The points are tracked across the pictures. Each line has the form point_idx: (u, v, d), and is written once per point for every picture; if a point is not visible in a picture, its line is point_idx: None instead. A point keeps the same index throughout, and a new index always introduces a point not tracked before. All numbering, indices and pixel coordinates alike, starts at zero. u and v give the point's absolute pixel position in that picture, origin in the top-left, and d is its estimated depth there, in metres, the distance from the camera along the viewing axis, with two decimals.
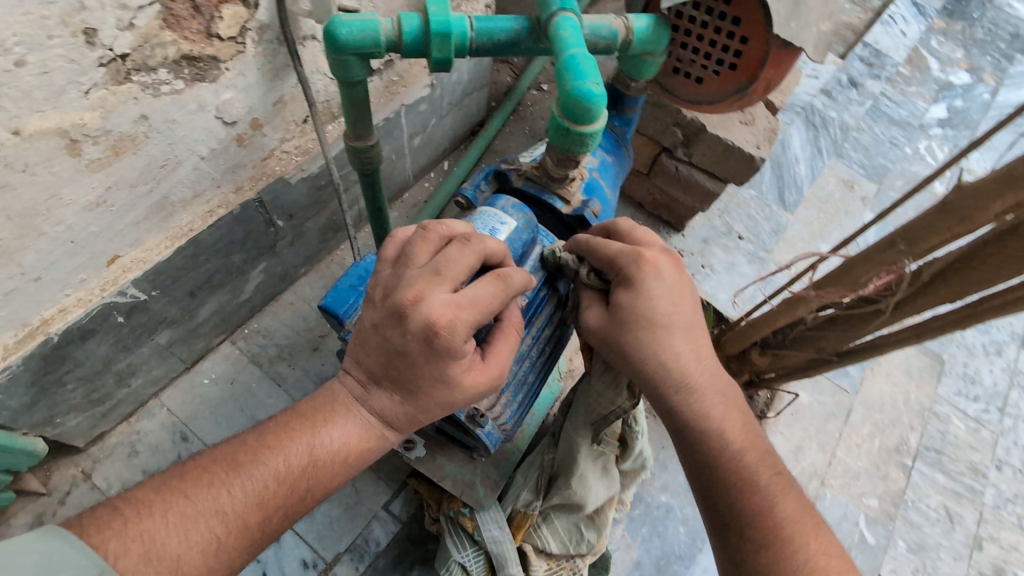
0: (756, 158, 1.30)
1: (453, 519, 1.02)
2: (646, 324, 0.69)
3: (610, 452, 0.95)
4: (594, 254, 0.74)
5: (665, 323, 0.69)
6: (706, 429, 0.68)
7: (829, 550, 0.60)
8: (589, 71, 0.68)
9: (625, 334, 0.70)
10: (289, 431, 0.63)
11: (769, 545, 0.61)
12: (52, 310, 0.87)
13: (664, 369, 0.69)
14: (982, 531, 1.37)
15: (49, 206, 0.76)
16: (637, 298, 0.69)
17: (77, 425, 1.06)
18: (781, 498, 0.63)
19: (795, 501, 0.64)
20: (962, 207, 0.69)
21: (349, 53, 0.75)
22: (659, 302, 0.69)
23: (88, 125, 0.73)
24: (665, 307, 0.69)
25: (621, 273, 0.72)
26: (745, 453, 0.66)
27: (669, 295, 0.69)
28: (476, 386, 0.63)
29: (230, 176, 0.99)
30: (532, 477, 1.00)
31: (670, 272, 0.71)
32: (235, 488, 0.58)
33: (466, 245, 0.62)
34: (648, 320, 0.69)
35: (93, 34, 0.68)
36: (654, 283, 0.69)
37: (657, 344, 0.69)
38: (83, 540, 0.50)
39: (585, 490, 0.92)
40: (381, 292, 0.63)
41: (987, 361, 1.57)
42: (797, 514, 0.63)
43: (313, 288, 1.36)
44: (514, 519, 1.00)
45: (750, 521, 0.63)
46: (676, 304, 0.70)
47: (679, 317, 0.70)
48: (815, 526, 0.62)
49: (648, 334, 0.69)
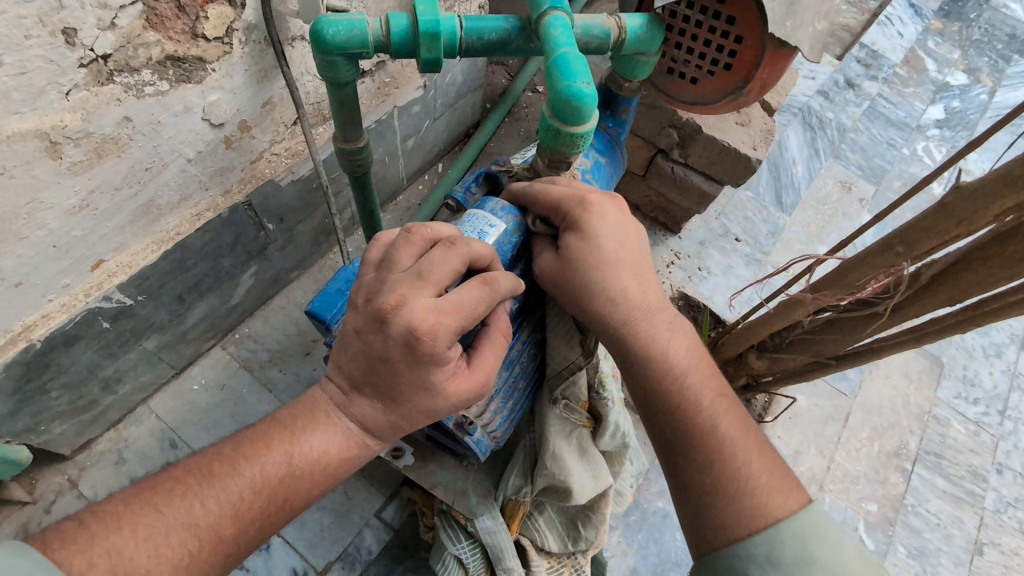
0: (753, 159, 1.29)
1: (447, 514, 1.02)
2: (592, 261, 0.69)
3: (580, 424, 0.89)
4: (539, 201, 0.74)
5: (609, 260, 0.70)
6: (654, 360, 0.68)
7: (772, 470, 0.63)
8: (580, 71, 0.67)
9: (572, 273, 0.70)
10: (266, 440, 0.61)
11: (713, 466, 0.63)
12: (34, 316, 0.85)
13: (611, 303, 0.69)
14: (983, 536, 1.35)
15: (29, 210, 0.75)
16: (584, 239, 0.70)
17: (62, 432, 1.05)
18: (726, 422, 0.66)
19: (741, 426, 0.66)
20: (962, 208, 0.68)
21: (337, 53, 0.74)
22: (604, 241, 0.70)
23: (69, 128, 0.72)
24: (609, 244, 0.70)
25: (566, 217, 0.72)
26: (692, 380, 0.68)
27: (614, 235, 0.70)
28: (460, 393, 0.61)
29: (218, 179, 0.98)
30: (517, 461, 0.94)
31: (610, 212, 0.71)
32: (209, 499, 0.57)
33: (451, 248, 0.60)
34: (592, 258, 0.69)
35: (72, 35, 0.66)
36: (597, 224, 0.70)
37: (607, 284, 0.69)
38: (46, 556, 0.48)
39: (562, 468, 0.87)
40: (363, 296, 0.61)
41: (987, 363, 1.56)
42: (742, 438, 0.65)
43: (305, 292, 1.34)
44: (507, 509, 0.99)
45: (695, 445, 0.65)
46: (623, 243, 0.71)
47: (623, 254, 0.70)
48: (757, 447, 0.65)
49: (595, 274, 0.69)
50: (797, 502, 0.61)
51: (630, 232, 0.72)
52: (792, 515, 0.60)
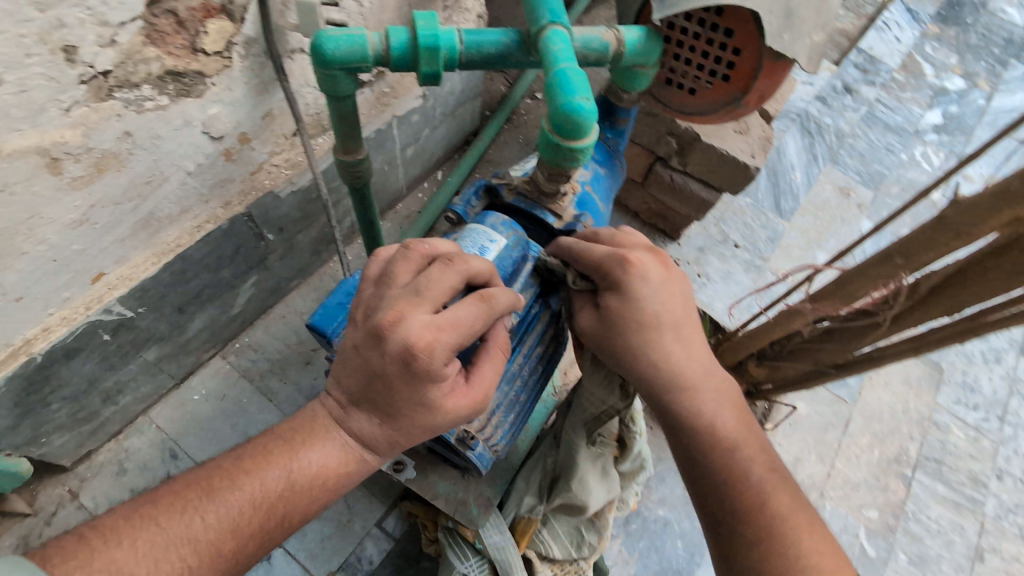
0: (751, 167, 1.29)
1: (452, 531, 1.01)
2: (637, 322, 0.70)
3: (609, 453, 0.97)
4: (580, 259, 0.74)
5: (653, 322, 0.70)
6: (698, 421, 0.69)
7: (820, 539, 0.61)
8: (580, 86, 0.67)
9: (618, 333, 0.71)
10: (266, 454, 0.61)
11: (759, 530, 0.62)
12: (34, 330, 0.85)
13: (656, 365, 0.70)
14: (984, 542, 1.35)
15: (30, 225, 0.75)
16: (631, 301, 0.70)
17: (62, 444, 1.05)
18: (772, 488, 0.64)
19: (788, 492, 0.65)
20: (959, 222, 0.68)
21: (337, 67, 0.74)
22: (647, 303, 0.70)
23: (69, 143, 0.72)
24: (655, 307, 0.70)
25: (608, 279, 0.71)
26: (736, 443, 0.67)
27: (657, 295, 0.70)
28: (458, 410, 0.61)
29: (218, 191, 0.98)
30: (534, 480, 1.02)
31: (654, 272, 0.71)
32: (208, 514, 0.57)
33: (448, 265, 0.60)
34: (638, 320, 0.70)
35: (72, 52, 0.66)
36: (643, 287, 0.70)
37: (652, 345, 0.70)
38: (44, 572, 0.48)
39: (586, 492, 0.94)
40: (362, 312, 0.61)
41: (987, 368, 1.56)
42: (792, 512, 0.63)
43: (305, 301, 1.34)
44: (516, 526, 1.00)
45: (739, 508, 0.64)
46: (670, 306, 0.71)
47: (670, 316, 0.71)
48: (805, 514, 0.63)
49: (640, 336, 0.70)
50: None
51: (675, 290, 0.72)
52: None
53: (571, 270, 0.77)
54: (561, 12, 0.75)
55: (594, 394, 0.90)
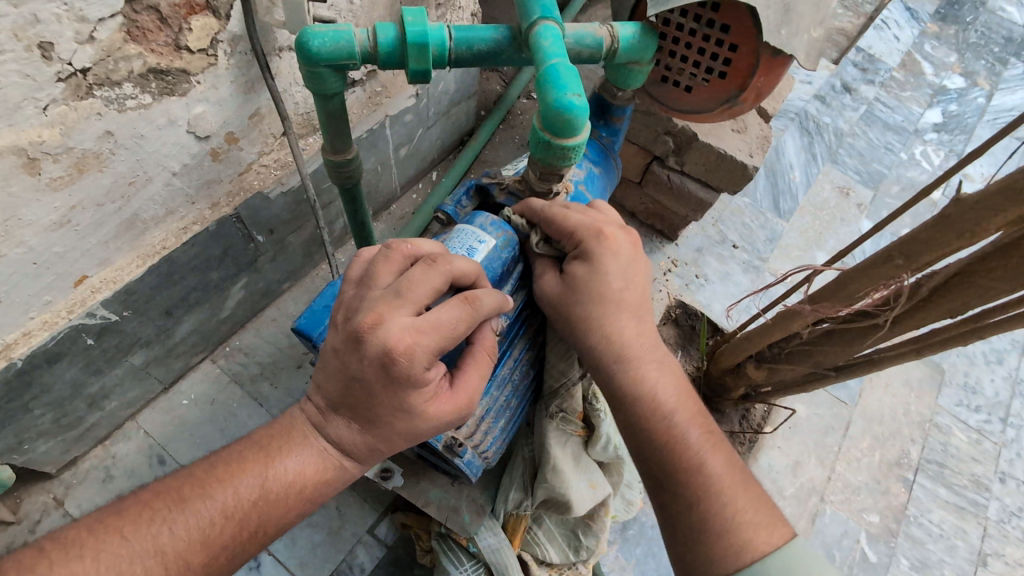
0: (749, 166, 1.27)
1: (446, 537, 0.99)
2: (594, 295, 0.68)
3: (575, 433, 0.94)
4: (552, 224, 0.71)
5: (610, 296, 0.68)
6: (646, 394, 0.67)
7: (757, 510, 0.63)
8: (570, 82, 0.65)
9: (575, 303, 0.69)
10: (240, 462, 0.59)
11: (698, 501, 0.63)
12: (14, 334, 0.83)
13: (607, 339, 0.68)
14: (987, 547, 1.33)
15: (7, 227, 0.73)
16: (592, 272, 0.68)
17: (47, 450, 1.03)
18: (715, 461, 0.65)
19: (730, 464, 0.65)
20: (962, 221, 0.66)
21: (323, 64, 0.72)
22: (609, 274, 0.68)
23: (47, 143, 0.70)
24: (615, 281, 0.68)
25: (577, 247, 0.70)
26: (682, 417, 0.67)
27: (620, 268, 0.68)
28: (442, 415, 0.59)
29: (205, 192, 0.96)
30: (517, 473, 0.95)
31: (624, 248, 0.70)
32: (177, 524, 0.55)
33: (431, 266, 0.59)
34: (598, 294, 0.68)
35: (49, 49, 0.65)
36: (609, 260, 0.68)
37: (604, 315, 0.68)
38: None
39: (564, 480, 0.90)
40: (343, 315, 0.59)
41: (989, 370, 1.54)
42: (729, 474, 0.65)
43: (297, 303, 1.32)
44: (508, 526, 0.98)
45: (680, 480, 0.64)
46: (630, 281, 0.69)
47: (629, 292, 0.69)
48: (743, 486, 0.65)
49: (595, 305, 0.68)
50: (782, 537, 0.61)
51: (638, 267, 0.70)
52: (776, 550, 0.60)
53: (535, 232, 0.75)
54: (553, 7, 0.73)
55: (554, 367, 0.83)
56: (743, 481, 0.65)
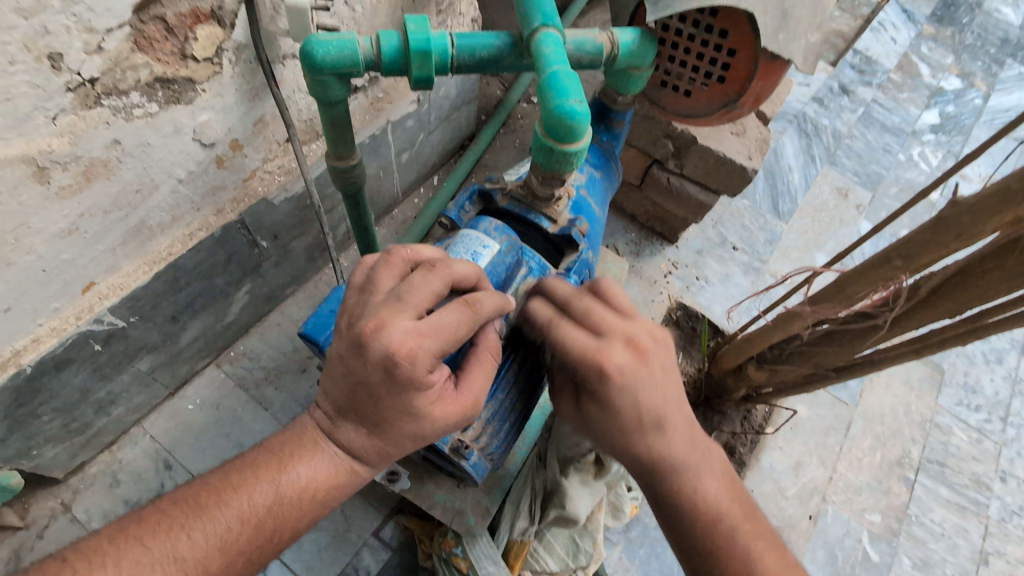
0: (748, 169, 1.28)
1: (446, 562, 0.99)
2: (613, 428, 0.65)
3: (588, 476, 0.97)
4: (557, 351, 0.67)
5: (630, 425, 0.64)
6: (688, 508, 0.64)
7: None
8: (573, 89, 0.66)
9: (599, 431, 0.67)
10: (254, 469, 0.60)
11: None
12: (24, 340, 0.84)
13: (639, 459, 0.65)
14: (988, 546, 1.34)
15: (17, 235, 0.74)
16: (606, 406, 0.65)
17: (54, 456, 1.03)
18: (768, 559, 0.62)
19: (781, 559, 0.62)
20: (959, 222, 0.67)
21: (327, 72, 0.73)
22: (624, 408, 0.63)
23: (56, 152, 0.71)
24: (631, 411, 0.63)
25: (584, 377, 0.65)
26: (728, 520, 0.64)
27: (634, 397, 0.63)
28: (448, 417, 0.60)
29: (210, 199, 0.97)
30: (524, 502, 0.99)
31: (635, 374, 0.63)
32: (195, 532, 0.56)
33: (431, 270, 0.60)
34: (618, 429, 0.65)
35: (58, 59, 0.65)
36: (620, 393, 0.63)
37: (629, 443, 0.65)
38: None
39: (571, 509, 0.93)
40: (346, 321, 0.60)
41: (988, 369, 1.55)
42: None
43: (300, 308, 1.33)
44: (509, 551, 0.99)
45: None
46: (649, 400, 0.64)
47: (652, 412, 0.64)
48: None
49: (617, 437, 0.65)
50: None
51: (656, 380, 0.64)
52: None
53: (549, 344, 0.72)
54: (554, 14, 0.74)
55: (567, 438, 0.97)
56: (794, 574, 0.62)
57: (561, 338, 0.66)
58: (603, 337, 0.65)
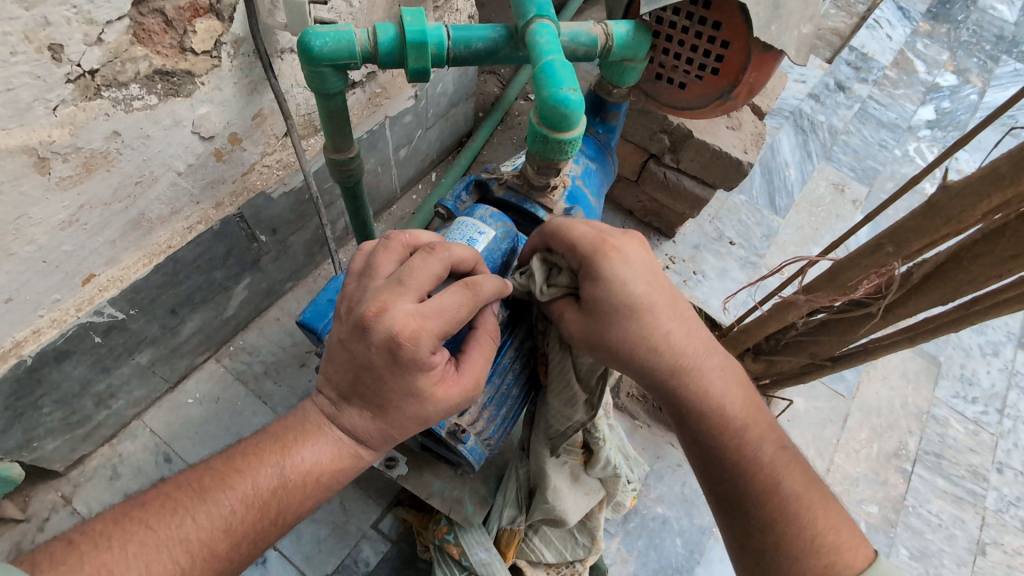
0: (744, 163, 1.29)
1: (441, 551, 1.00)
2: (625, 310, 0.66)
3: (574, 459, 0.94)
4: (558, 238, 0.70)
5: (641, 307, 0.66)
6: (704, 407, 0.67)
7: (838, 516, 0.62)
8: (566, 78, 0.67)
9: (607, 330, 0.67)
10: (258, 453, 0.60)
11: (770, 515, 0.62)
12: (24, 332, 0.85)
13: (656, 353, 0.67)
14: (985, 536, 1.34)
15: (18, 225, 0.75)
16: (602, 288, 0.66)
17: (55, 448, 1.04)
18: (789, 469, 0.64)
19: (801, 473, 0.64)
20: (949, 207, 0.68)
21: (325, 64, 0.74)
22: (634, 287, 0.66)
23: (57, 143, 0.72)
24: (638, 287, 0.66)
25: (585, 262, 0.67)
26: (744, 417, 0.67)
27: (641, 276, 0.67)
28: (449, 398, 0.61)
29: (209, 192, 0.98)
30: (511, 492, 0.96)
31: (639, 262, 0.68)
32: (201, 514, 0.56)
33: (431, 254, 0.60)
34: (632, 310, 0.66)
35: (58, 51, 0.66)
36: (626, 271, 0.66)
37: (644, 329, 0.66)
38: None
39: (558, 504, 0.92)
40: (346, 306, 0.61)
41: (985, 362, 1.55)
42: (803, 483, 0.63)
43: (300, 303, 1.34)
44: (500, 539, 0.99)
45: (759, 499, 0.63)
46: (652, 285, 0.67)
47: (659, 297, 0.67)
48: (816, 489, 0.64)
49: (632, 323, 0.66)
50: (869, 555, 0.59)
51: (655, 270, 0.69)
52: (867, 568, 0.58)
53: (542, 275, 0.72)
54: (548, 6, 0.75)
55: (559, 412, 0.82)
56: (797, 468, 0.65)
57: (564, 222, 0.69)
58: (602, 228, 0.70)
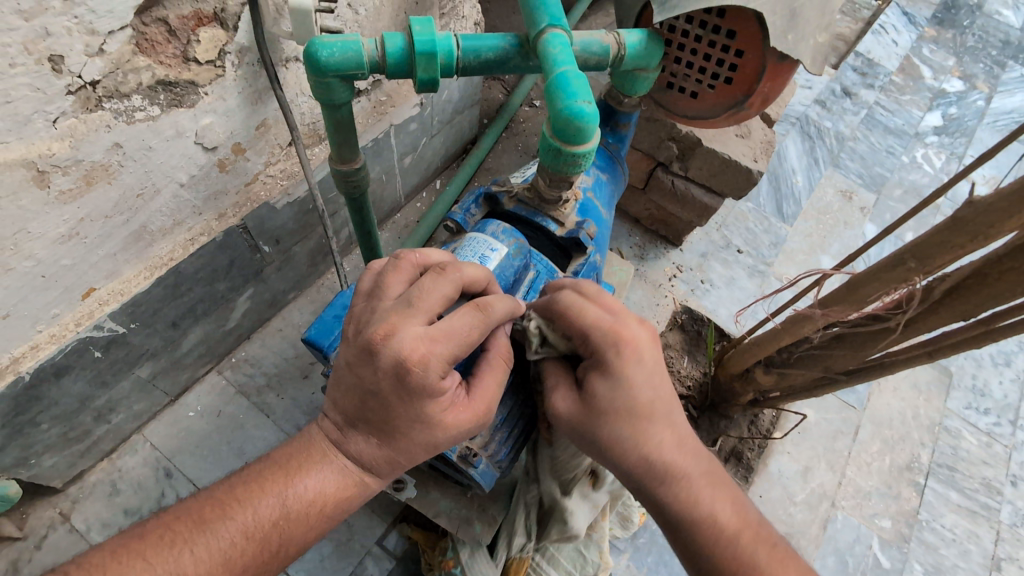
0: (754, 171, 1.27)
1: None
2: (618, 412, 0.64)
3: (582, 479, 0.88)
4: (566, 321, 0.67)
5: (641, 411, 0.63)
6: (692, 513, 0.63)
7: None
8: (581, 89, 0.65)
9: (598, 432, 0.64)
10: (260, 481, 0.58)
11: None
12: (22, 348, 0.83)
13: (648, 461, 0.63)
14: (1000, 551, 1.32)
15: (16, 240, 0.73)
16: (607, 388, 0.64)
17: (53, 465, 1.02)
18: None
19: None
20: (976, 222, 0.66)
21: (331, 74, 0.72)
22: (634, 388, 0.63)
23: (56, 155, 0.70)
24: (643, 392, 0.64)
25: (595, 354, 0.66)
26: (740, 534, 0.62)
27: (642, 377, 0.64)
28: (459, 424, 0.59)
29: (212, 204, 0.96)
30: (520, 518, 0.94)
31: (647, 358, 0.65)
32: (198, 547, 0.54)
33: (441, 274, 0.58)
34: (627, 412, 0.63)
35: (59, 62, 0.65)
36: (635, 370, 0.64)
37: (637, 438, 0.63)
38: None
39: (570, 525, 0.87)
40: (353, 328, 0.59)
41: (996, 373, 1.53)
42: None
43: (303, 313, 1.32)
44: (509, 567, 0.97)
45: None
46: (654, 387, 0.64)
47: (659, 397, 0.64)
48: None
49: (621, 427, 0.63)
50: None
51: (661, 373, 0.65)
52: None
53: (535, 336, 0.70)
54: (560, 15, 0.73)
55: (566, 461, 0.84)
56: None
57: (575, 307, 0.66)
58: (618, 314, 0.66)
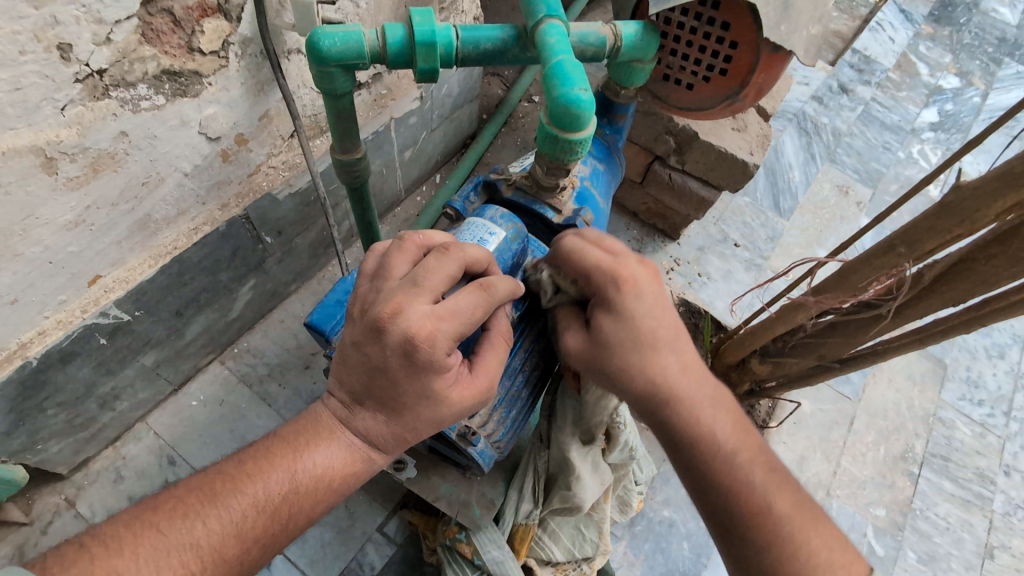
0: (750, 164, 1.29)
1: (451, 549, 0.99)
2: (624, 343, 0.64)
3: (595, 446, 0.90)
4: (570, 263, 0.69)
5: (647, 339, 0.64)
6: (699, 435, 0.62)
7: (836, 544, 0.58)
8: (578, 77, 0.66)
9: (606, 359, 0.65)
10: (269, 457, 0.60)
11: (776, 553, 0.57)
12: (30, 333, 0.84)
13: (654, 385, 0.64)
14: (993, 540, 1.33)
15: (25, 225, 0.74)
16: (613, 321, 0.65)
17: (59, 451, 1.03)
18: (782, 497, 0.59)
19: (800, 504, 0.59)
20: (963, 208, 0.68)
21: (333, 64, 0.73)
22: (638, 318, 0.64)
23: (65, 143, 0.72)
24: (649, 322, 0.64)
25: (597, 291, 0.66)
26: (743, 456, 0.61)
27: (648, 310, 0.65)
28: (463, 401, 0.60)
29: (215, 194, 0.97)
30: (527, 485, 0.95)
31: (649, 289, 0.66)
32: (211, 519, 0.55)
33: (446, 254, 0.60)
34: (633, 341, 0.64)
35: (67, 50, 0.66)
36: (637, 303, 0.65)
37: (643, 362, 0.64)
38: None
39: (578, 492, 0.89)
40: (359, 307, 0.60)
41: (990, 365, 1.55)
42: (799, 512, 0.59)
43: (304, 304, 1.34)
44: (514, 536, 1.00)
45: (750, 523, 0.58)
46: (661, 318, 0.65)
47: (664, 331, 0.65)
48: (814, 515, 0.59)
49: (627, 354, 0.64)
50: None
51: (667, 306, 0.66)
52: None
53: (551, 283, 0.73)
54: (558, 6, 0.74)
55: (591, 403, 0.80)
56: (817, 517, 0.59)
57: (578, 249, 0.68)
58: (619, 255, 0.68)
